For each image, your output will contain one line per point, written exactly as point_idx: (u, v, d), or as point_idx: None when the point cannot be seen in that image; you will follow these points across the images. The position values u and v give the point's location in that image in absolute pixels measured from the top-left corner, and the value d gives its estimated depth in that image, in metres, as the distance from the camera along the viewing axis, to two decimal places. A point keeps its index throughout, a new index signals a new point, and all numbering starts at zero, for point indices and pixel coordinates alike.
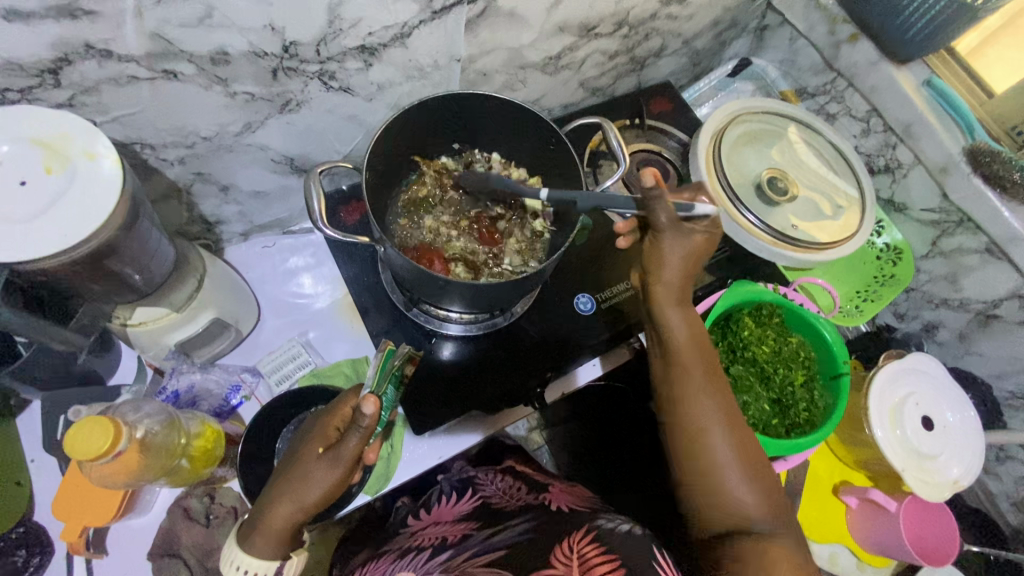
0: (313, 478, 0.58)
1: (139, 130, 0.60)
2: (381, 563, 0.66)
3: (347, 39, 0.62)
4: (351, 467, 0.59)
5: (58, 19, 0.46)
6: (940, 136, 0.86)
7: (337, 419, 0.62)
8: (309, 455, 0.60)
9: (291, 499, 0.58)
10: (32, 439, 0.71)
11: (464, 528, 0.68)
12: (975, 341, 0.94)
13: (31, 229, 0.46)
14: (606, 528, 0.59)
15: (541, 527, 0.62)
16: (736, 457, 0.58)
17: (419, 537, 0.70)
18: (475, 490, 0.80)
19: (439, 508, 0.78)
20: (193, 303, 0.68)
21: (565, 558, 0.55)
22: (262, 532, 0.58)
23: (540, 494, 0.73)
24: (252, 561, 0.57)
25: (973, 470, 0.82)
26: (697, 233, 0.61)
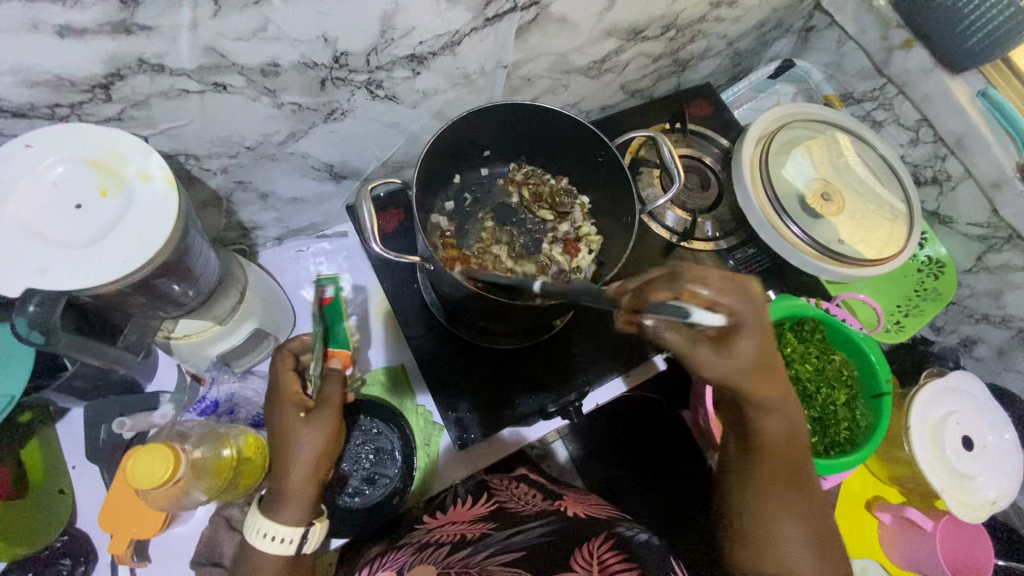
0: (298, 445, 0.58)
1: (185, 142, 0.58)
2: (397, 557, 0.60)
3: (398, 48, 0.60)
4: (338, 418, 0.60)
5: (113, 34, 0.44)
6: (994, 149, 0.83)
7: (293, 385, 0.60)
8: (289, 422, 0.59)
9: (291, 465, 0.58)
10: (73, 447, 0.71)
11: (484, 527, 0.63)
12: (1016, 358, 0.93)
13: (88, 255, 0.45)
14: (625, 537, 0.58)
15: (561, 533, 0.59)
16: (810, 539, 0.54)
17: (435, 532, 0.64)
18: (491, 493, 0.72)
19: (455, 508, 0.71)
20: (237, 315, 0.68)
21: (586, 563, 0.54)
22: (283, 501, 0.58)
23: (555, 501, 0.69)
24: (282, 528, 0.57)
25: (1011, 492, 0.82)
26: (764, 310, 0.51)
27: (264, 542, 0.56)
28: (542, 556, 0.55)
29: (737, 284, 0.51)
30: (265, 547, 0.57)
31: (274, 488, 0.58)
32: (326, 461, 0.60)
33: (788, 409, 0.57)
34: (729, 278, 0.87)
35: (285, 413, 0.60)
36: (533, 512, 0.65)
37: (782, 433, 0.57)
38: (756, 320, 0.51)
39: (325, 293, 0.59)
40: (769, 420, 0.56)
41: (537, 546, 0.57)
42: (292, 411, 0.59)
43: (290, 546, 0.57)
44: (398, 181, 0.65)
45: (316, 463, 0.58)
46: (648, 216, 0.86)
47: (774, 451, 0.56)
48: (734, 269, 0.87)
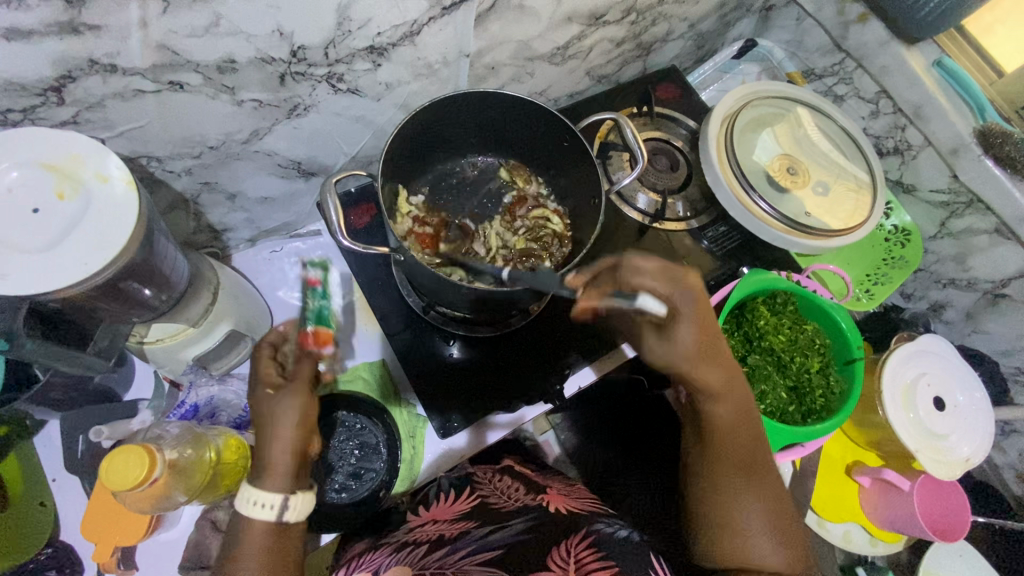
0: (276, 415, 0.55)
1: (145, 143, 0.58)
2: (375, 558, 0.61)
3: (356, 40, 0.60)
4: (308, 387, 0.56)
5: (61, 35, 0.44)
6: (951, 117, 0.85)
7: (266, 358, 0.56)
8: (261, 399, 0.55)
9: (276, 433, 0.54)
10: (53, 460, 0.70)
11: (464, 525, 0.63)
12: (983, 320, 0.95)
13: (46, 259, 0.44)
14: (604, 535, 0.59)
15: (541, 530, 0.60)
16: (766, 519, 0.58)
17: (415, 532, 0.65)
18: (473, 489, 0.73)
19: (437, 504, 0.71)
20: (210, 317, 0.67)
21: (562, 562, 0.55)
22: (269, 468, 0.55)
23: (538, 495, 0.70)
24: (261, 496, 0.54)
25: (983, 449, 0.84)
26: (701, 302, 0.60)
27: (253, 509, 0.53)
28: (519, 554, 0.56)
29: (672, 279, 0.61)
30: (252, 515, 0.53)
31: (258, 455, 0.55)
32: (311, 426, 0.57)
33: (741, 402, 0.63)
34: (701, 255, 0.88)
35: (256, 390, 0.56)
36: (512, 507, 0.67)
37: (731, 417, 0.61)
38: (694, 311, 0.60)
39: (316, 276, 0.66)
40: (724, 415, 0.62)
41: (515, 543, 0.58)
42: (262, 387, 0.55)
43: (273, 513, 0.54)
44: (365, 173, 0.66)
45: (299, 432, 0.55)
46: (619, 198, 0.88)
47: (728, 436, 0.61)
48: (707, 248, 0.89)
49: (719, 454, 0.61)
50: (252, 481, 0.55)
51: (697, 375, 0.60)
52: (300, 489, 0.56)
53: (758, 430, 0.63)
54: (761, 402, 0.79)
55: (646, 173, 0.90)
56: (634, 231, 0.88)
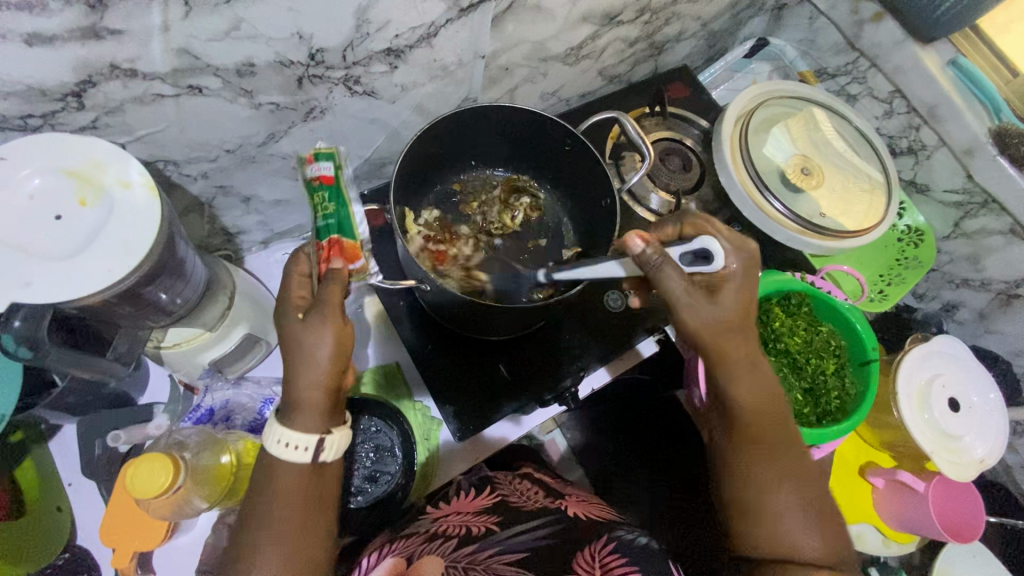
0: (311, 346, 0.50)
1: (163, 147, 0.57)
2: (406, 544, 0.60)
3: (373, 42, 0.59)
4: (340, 314, 0.52)
5: (83, 40, 0.43)
6: (966, 117, 0.85)
7: (295, 286, 0.54)
8: (290, 326, 0.51)
9: (309, 367, 0.50)
10: (69, 465, 0.70)
11: (489, 521, 0.63)
12: (996, 320, 0.95)
13: (68, 267, 0.44)
14: (625, 540, 0.59)
15: (562, 534, 0.60)
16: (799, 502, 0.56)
17: (441, 523, 0.65)
18: (493, 487, 0.73)
19: (459, 499, 0.71)
20: (226, 321, 0.67)
21: (587, 565, 0.55)
22: (300, 407, 0.51)
23: (556, 498, 0.70)
24: (292, 435, 0.50)
25: (998, 450, 0.84)
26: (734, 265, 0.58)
27: (282, 451, 0.50)
28: (546, 558, 0.56)
29: (739, 242, 0.59)
30: (283, 457, 0.51)
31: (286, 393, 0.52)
32: (344, 361, 0.52)
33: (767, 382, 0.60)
34: None
35: (285, 316, 0.52)
36: (535, 507, 0.67)
37: (752, 401, 0.59)
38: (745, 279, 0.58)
39: (328, 171, 0.54)
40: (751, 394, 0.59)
41: (541, 546, 0.58)
42: (290, 313, 0.52)
43: (308, 455, 0.51)
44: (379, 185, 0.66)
45: (331, 365, 0.51)
46: (632, 199, 0.87)
47: (749, 415, 0.59)
48: None
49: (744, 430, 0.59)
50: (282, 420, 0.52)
51: (720, 350, 0.58)
52: (331, 428, 0.53)
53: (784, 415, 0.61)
54: None
55: (659, 174, 0.90)
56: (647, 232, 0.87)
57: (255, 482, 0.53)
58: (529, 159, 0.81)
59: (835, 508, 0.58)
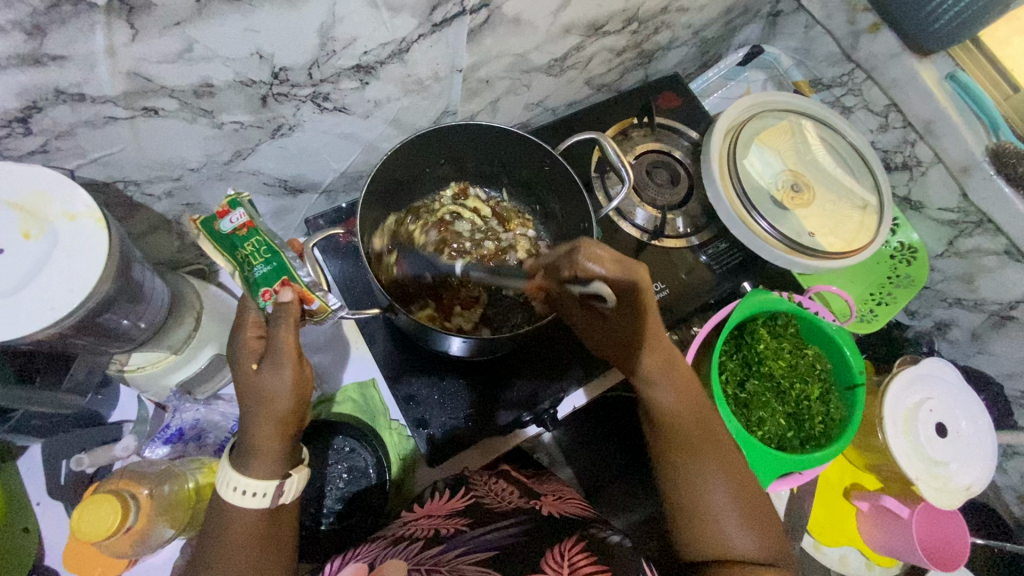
0: (271, 390, 0.51)
1: (121, 168, 0.55)
2: (369, 550, 0.58)
3: (341, 59, 0.57)
4: (298, 358, 0.52)
5: (23, 67, 0.41)
6: (963, 134, 0.82)
7: (251, 329, 0.53)
8: (246, 377, 0.51)
9: (266, 419, 0.51)
10: (35, 485, 0.68)
11: (458, 522, 0.61)
12: (989, 341, 0.93)
13: (7, 306, 0.42)
14: (598, 538, 0.57)
15: (533, 533, 0.58)
16: (734, 506, 0.57)
17: (411, 526, 0.62)
18: (467, 488, 0.70)
19: (432, 501, 0.68)
20: (193, 343, 0.65)
21: (556, 565, 0.52)
22: (257, 455, 0.52)
23: (532, 499, 0.67)
24: (249, 482, 0.51)
25: (983, 478, 0.82)
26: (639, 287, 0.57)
27: (236, 497, 0.51)
28: (514, 554, 0.54)
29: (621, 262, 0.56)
30: (240, 504, 0.52)
31: (244, 442, 0.52)
32: (303, 403, 0.54)
33: (692, 395, 0.63)
34: (702, 273, 0.86)
35: (241, 366, 0.52)
36: (507, 507, 0.64)
37: (674, 405, 0.62)
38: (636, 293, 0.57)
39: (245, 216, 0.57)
40: (673, 404, 0.62)
41: (508, 545, 0.55)
42: (245, 363, 0.52)
43: (265, 501, 0.52)
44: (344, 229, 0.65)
45: (292, 403, 0.52)
46: (617, 215, 0.85)
47: (672, 419, 0.62)
48: (706, 264, 0.87)
49: (669, 428, 0.61)
50: (235, 465, 0.53)
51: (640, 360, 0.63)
52: (288, 472, 0.54)
53: (710, 414, 0.63)
54: (758, 428, 0.78)
55: (645, 188, 0.88)
56: (632, 248, 0.85)
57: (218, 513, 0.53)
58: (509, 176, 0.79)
59: (761, 499, 0.59)
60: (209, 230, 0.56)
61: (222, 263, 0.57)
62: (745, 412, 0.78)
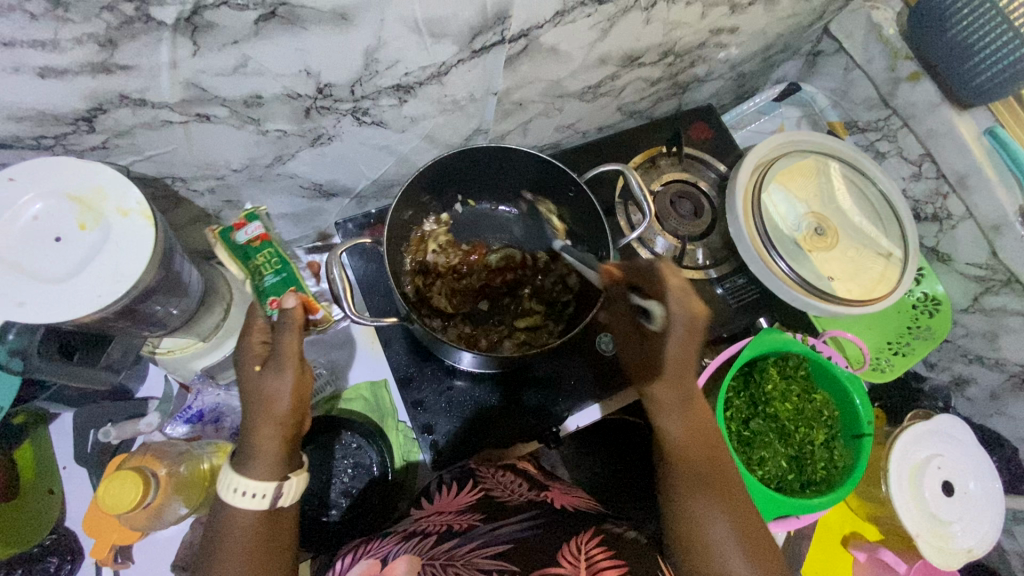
0: (272, 393, 0.54)
1: (171, 166, 0.59)
2: (383, 546, 0.60)
3: (382, 79, 0.60)
4: (300, 364, 0.55)
5: (93, 74, 0.45)
6: (997, 192, 0.81)
7: (257, 333, 0.57)
8: (249, 378, 0.54)
9: (268, 419, 0.54)
10: (64, 450, 0.73)
11: (471, 518, 0.62)
12: (1006, 402, 0.91)
13: (59, 291, 0.45)
14: (612, 533, 0.59)
15: (549, 526, 0.59)
16: (735, 536, 0.58)
17: (423, 522, 0.64)
18: (476, 481, 0.71)
19: (441, 497, 0.70)
20: (220, 332, 0.69)
21: (573, 558, 0.54)
22: (257, 457, 0.54)
23: (541, 491, 0.68)
24: (247, 483, 0.53)
25: (989, 541, 0.81)
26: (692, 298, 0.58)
27: (238, 500, 0.53)
28: (531, 549, 0.55)
29: (684, 294, 0.58)
30: (241, 505, 0.53)
31: (247, 443, 0.54)
32: (301, 408, 0.56)
33: (699, 424, 0.64)
34: (717, 307, 0.87)
35: (246, 368, 0.55)
36: (519, 501, 0.65)
37: (684, 436, 0.63)
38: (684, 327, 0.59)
39: (259, 229, 0.65)
40: (682, 437, 0.63)
41: (524, 539, 0.57)
42: (249, 364, 0.55)
43: (265, 503, 0.53)
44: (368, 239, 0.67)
45: (291, 410, 0.54)
46: (637, 242, 0.86)
47: (682, 452, 0.63)
48: (722, 298, 0.87)
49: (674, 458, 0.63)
50: (235, 469, 0.54)
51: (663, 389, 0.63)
52: (287, 474, 0.56)
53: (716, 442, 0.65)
54: (758, 468, 0.78)
55: (668, 217, 0.89)
56: None
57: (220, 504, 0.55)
58: (535, 196, 0.81)
59: (762, 532, 0.59)
60: (225, 239, 0.65)
61: (233, 269, 0.65)
62: (747, 450, 0.79)
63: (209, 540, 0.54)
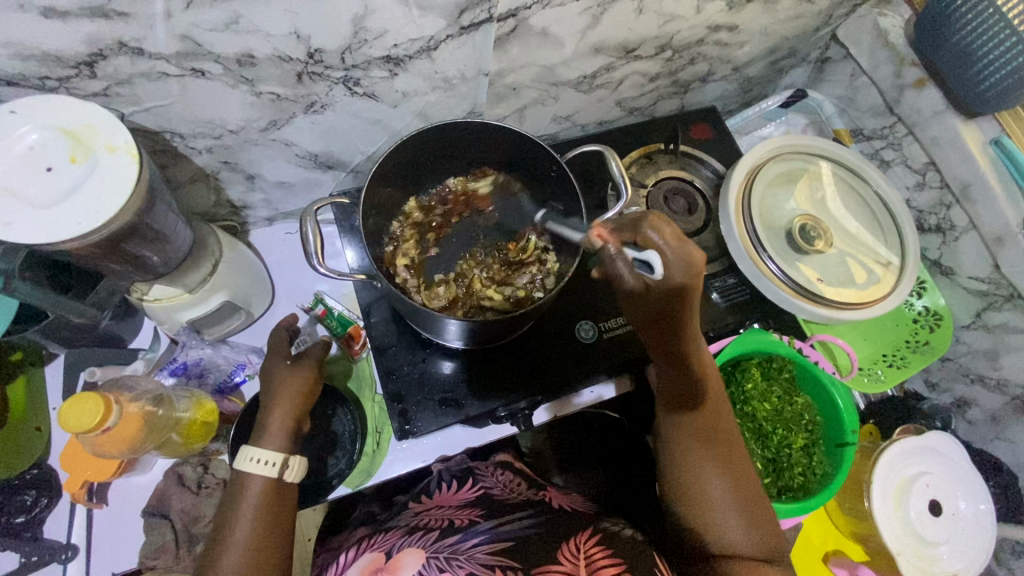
0: (287, 384, 0.67)
1: (169, 120, 0.63)
2: (387, 538, 0.62)
3: (372, 48, 0.62)
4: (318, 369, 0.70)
5: (93, 18, 0.49)
6: (1001, 203, 0.78)
7: (279, 345, 0.71)
8: (274, 371, 0.69)
9: (280, 403, 0.66)
10: (55, 391, 0.76)
11: (472, 513, 0.64)
12: (1008, 426, 0.86)
13: (47, 216, 0.49)
14: (611, 532, 0.59)
15: (550, 523, 0.61)
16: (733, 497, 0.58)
17: (424, 517, 0.66)
18: (475, 479, 0.75)
19: (442, 494, 0.73)
20: (207, 286, 0.72)
21: (573, 557, 0.55)
22: (268, 431, 0.65)
23: (539, 492, 0.71)
24: (263, 452, 0.63)
25: (977, 566, 0.77)
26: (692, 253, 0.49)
27: (252, 466, 0.62)
28: (531, 544, 0.57)
29: (682, 243, 0.49)
30: (253, 472, 0.62)
31: (261, 422, 0.66)
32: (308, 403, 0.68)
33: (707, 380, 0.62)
34: (704, 304, 0.85)
35: (273, 364, 0.69)
36: (518, 501, 0.67)
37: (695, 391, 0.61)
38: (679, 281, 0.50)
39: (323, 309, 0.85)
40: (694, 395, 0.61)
41: (525, 536, 0.58)
42: (277, 362, 0.69)
43: (273, 470, 0.62)
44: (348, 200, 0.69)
45: (300, 402, 0.67)
46: None
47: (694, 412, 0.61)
48: (712, 296, 0.85)
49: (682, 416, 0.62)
50: (251, 443, 0.64)
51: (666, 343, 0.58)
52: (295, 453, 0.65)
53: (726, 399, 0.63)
54: None
55: (658, 212, 0.89)
56: None
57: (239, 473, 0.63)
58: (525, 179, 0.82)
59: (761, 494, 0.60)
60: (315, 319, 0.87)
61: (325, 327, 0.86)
62: None
63: (227, 510, 0.61)
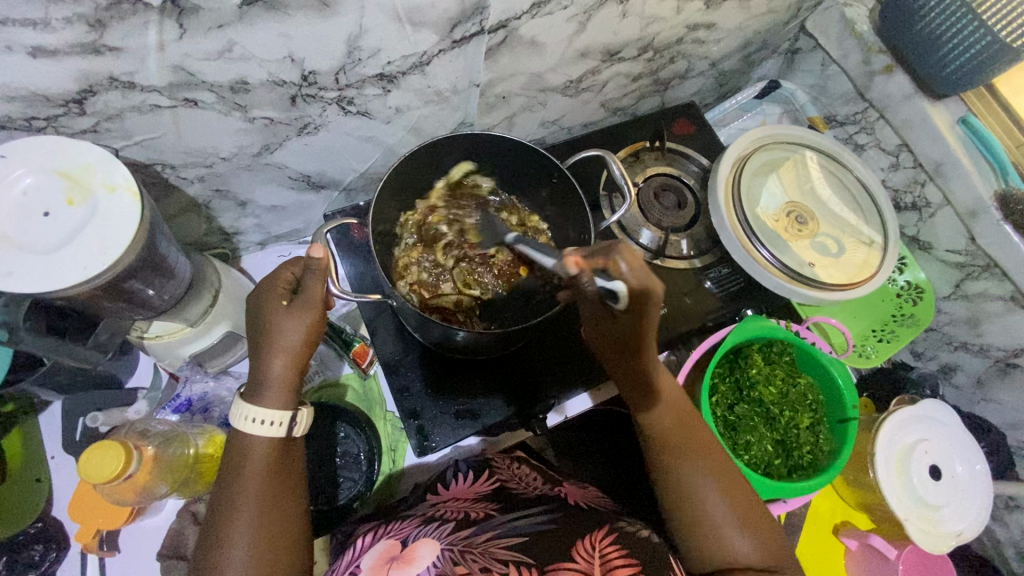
0: (286, 329, 0.57)
1: (161, 152, 0.61)
2: (401, 527, 0.60)
3: (366, 67, 0.62)
4: (322, 312, 0.59)
5: (84, 54, 0.47)
6: (973, 179, 0.83)
7: (281, 282, 0.59)
8: (274, 309, 0.57)
9: (279, 351, 0.57)
10: (52, 439, 0.73)
11: (488, 507, 0.63)
12: (992, 388, 0.92)
13: (49, 263, 0.47)
14: (626, 531, 0.59)
15: (564, 520, 0.60)
16: (730, 517, 0.58)
17: (440, 507, 0.64)
18: (491, 471, 0.72)
19: (457, 484, 0.70)
20: (208, 318, 0.70)
21: (587, 555, 0.55)
22: (267, 386, 0.58)
23: (555, 486, 0.69)
24: (259, 411, 0.57)
25: (977, 526, 0.81)
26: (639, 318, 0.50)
27: (253, 426, 0.57)
28: (547, 540, 0.56)
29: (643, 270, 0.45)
30: (258, 434, 0.57)
31: (257, 374, 0.58)
32: (313, 343, 0.60)
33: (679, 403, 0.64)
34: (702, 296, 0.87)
35: (272, 302, 0.58)
36: (533, 496, 0.66)
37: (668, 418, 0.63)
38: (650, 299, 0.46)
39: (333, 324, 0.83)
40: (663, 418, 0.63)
41: (542, 531, 0.58)
42: (275, 299, 0.58)
43: (281, 430, 0.58)
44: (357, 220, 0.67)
45: (303, 349, 0.58)
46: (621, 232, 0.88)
47: (669, 434, 0.62)
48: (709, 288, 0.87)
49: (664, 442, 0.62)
50: (247, 399, 0.58)
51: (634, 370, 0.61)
52: (297, 406, 0.60)
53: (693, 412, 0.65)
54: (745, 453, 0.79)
55: (650, 208, 0.90)
56: None
57: (235, 448, 0.57)
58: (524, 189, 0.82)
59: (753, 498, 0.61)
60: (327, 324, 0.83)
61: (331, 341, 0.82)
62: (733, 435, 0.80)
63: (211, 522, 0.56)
